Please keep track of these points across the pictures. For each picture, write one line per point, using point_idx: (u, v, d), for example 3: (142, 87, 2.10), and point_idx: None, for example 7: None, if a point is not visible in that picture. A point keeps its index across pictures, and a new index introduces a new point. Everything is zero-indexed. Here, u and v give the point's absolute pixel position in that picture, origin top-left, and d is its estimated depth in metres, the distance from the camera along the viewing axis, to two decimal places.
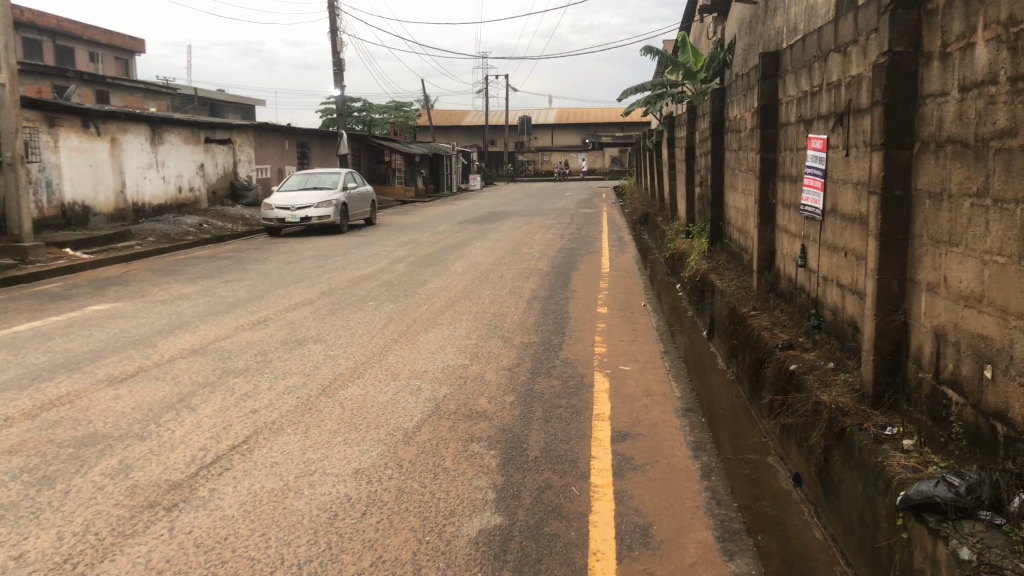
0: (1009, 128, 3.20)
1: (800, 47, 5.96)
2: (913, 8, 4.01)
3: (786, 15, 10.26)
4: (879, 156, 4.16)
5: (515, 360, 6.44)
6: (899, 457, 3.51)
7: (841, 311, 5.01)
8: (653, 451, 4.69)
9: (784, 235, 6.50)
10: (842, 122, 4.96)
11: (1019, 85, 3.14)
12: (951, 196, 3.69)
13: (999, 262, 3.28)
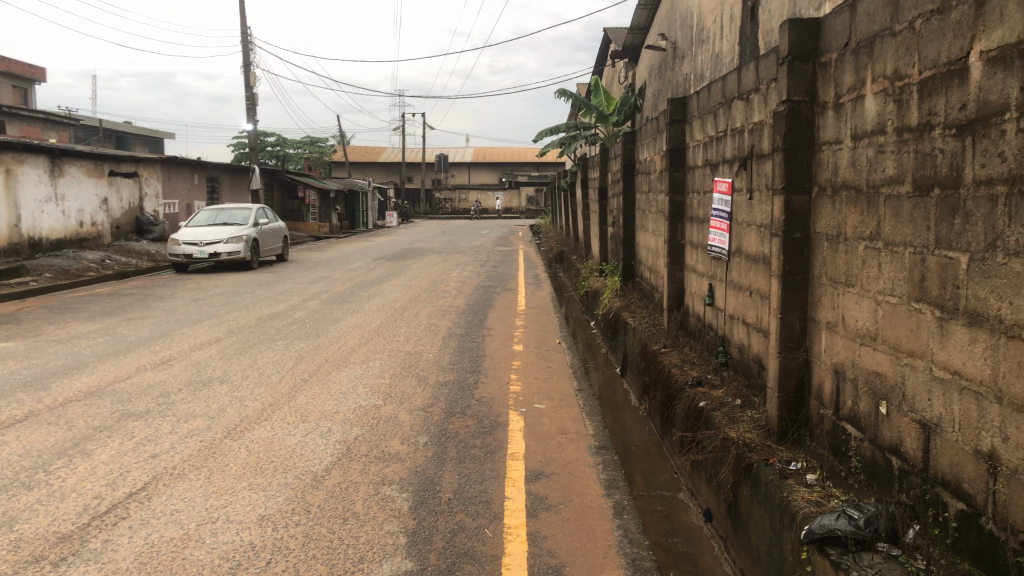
0: (897, 176, 3.39)
1: (705, 94, 6.18)
2: (808, 60, 4.22)
3: (693, 63, 10.64)
4: (780, 200, 4.32)
5: (429, 399, 6.37)
6: (803, 491, 3.62)
7: (747, 349, 5.15)
8: (566, 490, 4.69)
9: (693, 274, 6.68)
10: (745, 166, 5.15)
11: (905, 135, 3.33)
12: (847, 238, 3.86)
13: (890, 302, 3.44)
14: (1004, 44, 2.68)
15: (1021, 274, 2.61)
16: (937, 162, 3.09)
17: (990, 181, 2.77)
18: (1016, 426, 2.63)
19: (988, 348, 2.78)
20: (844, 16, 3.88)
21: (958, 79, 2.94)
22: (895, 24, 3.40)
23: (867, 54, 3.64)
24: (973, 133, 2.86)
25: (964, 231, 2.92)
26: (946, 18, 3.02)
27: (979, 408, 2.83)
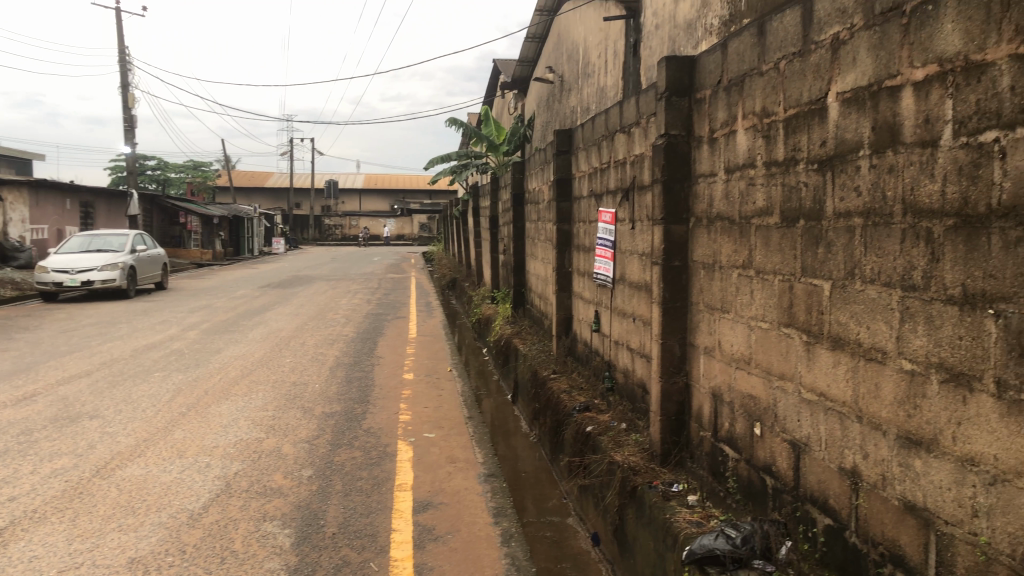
0: (766, 208, 3.57)
1: (590, 126, 6.34)
2: (684, 96, 4.40)
3: (579, 95, 10.89)
4: (659, 229, 4.47)
5: (315, 431, 6.21)
6: (684, 513, 3.73)
7: (631, 374, 5.27)
8: (454, 520, 4.66)
9: (580, 301, 6.80)
10: (628, 197, 5.31)
11: (773, 169, 3.52)
12: (722, 266, 4.03)
13: (762, 327, 3.61)
14: (857, 86, 2.88)
15: (877, 300, 2.79)
16: (802, 195, 3.28)
17: (848, 213, 2.95)
18: (875, 443, 2.81)
19: (849, 369, 2.96)
20: (716, 55, 4.08)
21: (818, 117, 3.13)
22: (762, 64, 3.60)
23: (737, 91, 3.84)
24: (832, 168, 3.05)
25: (826, 259, 3.10)
26: (807, 61, 3.23)
27: (842, 427, 3.00)
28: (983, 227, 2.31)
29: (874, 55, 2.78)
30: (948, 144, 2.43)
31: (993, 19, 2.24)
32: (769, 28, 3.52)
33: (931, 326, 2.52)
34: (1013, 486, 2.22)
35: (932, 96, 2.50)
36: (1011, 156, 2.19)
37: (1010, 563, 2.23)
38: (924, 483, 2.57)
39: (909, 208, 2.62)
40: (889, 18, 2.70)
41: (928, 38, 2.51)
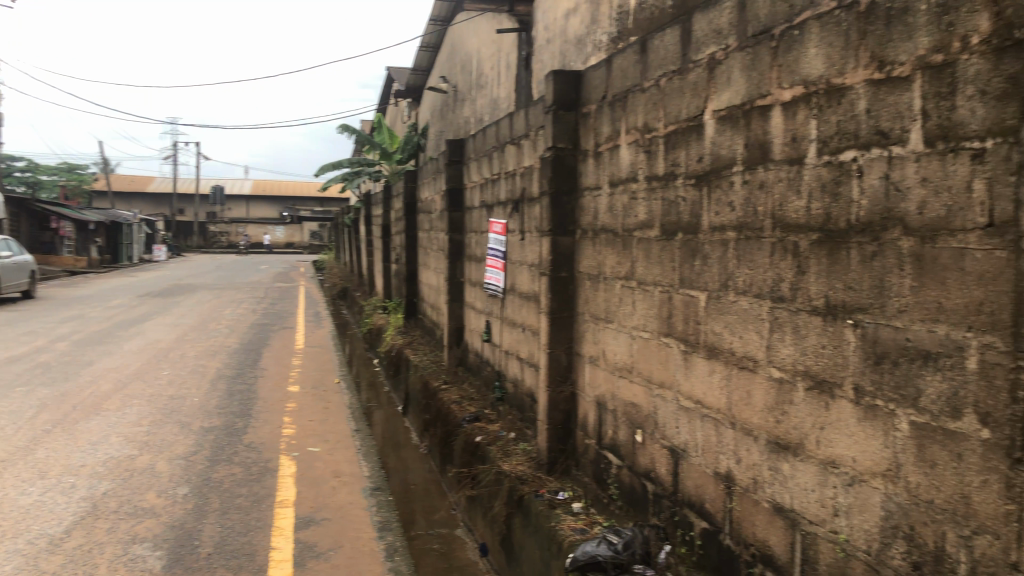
0: (648, 221, 3.66)
1: (481, 137, 6.37)
2: (571, 110, 4.47)
3: (472, 106, 10.91)
4: (547, 240, 4.53)
5: (192, 447, 5.96)
6: (569, 520, 3.78)
7: (520, 384, 5.31)
8: (337, 536, 4.56)
9: (471, 311, 6.81)
10: (517, 209, 5.36)
11: (653, 183, 3.62)
12: (606, 277, 4.11)
13: (643, 336, 3.70)
14: (731, 105, 3.00)
15: (748, 310, 2.91)
16: (680, 209, 3.38)
17: (723, 227, 3.07)
18: (747, 449, 2.92)
19: (723, 377, 3.07)
20: (601, 70, 4.17)
21: (696, 134, 3.24)
22: (644, 81, 3.70)
23: (621, 106, 3.93)
24: (708, 183, 3.16)
25: (702, 271, 3.22)
26: (685, 79, 3.34)
27: (717, 433, 3.11)
28: (843, 241, 2.44)
29: (746, 75, 2.90)
30: (813, 163, 2.56)
31: (852, 46, 2.37)
32: (651, 45, 3.62)
33: (798, 335, 2.65)
34: (868, 486, 2.35)
35: (798, 116, 2.63)
36: (868, 175, 2.32)
37: (866, 559, 2.35)
38: (791, 485, 2.68)
39: (777, 222, 2.74)
40: (759, 41, 2.82)
41: (795, 61, 2.64)
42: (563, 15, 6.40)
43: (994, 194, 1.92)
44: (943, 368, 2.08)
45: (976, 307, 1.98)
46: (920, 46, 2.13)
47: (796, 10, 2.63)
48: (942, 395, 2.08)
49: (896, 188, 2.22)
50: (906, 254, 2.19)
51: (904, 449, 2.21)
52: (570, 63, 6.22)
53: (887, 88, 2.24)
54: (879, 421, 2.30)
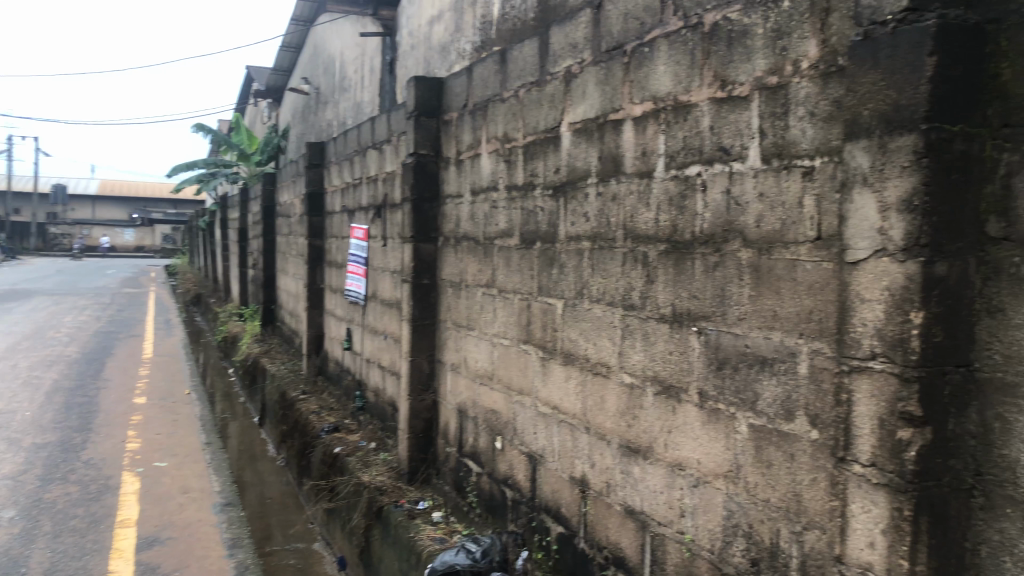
0: (508, 230, 3.70)
1: (342, 142, 6.25)
2: (432, 116, 4.45)
3: (335, 109, 10.69)
4: (408, 247, 4.49)
5: (22, 466, 5.52)
6: (428, 530, 3.76)
7: (381, 393, 5.24)
8: (184, 555, 4.34)
9: (331, 319, 6.66)
10: (379, 215, 5.29)
11: (513, 193, 3.66)
12: (468, 285, 4.12)
13: (503, 344, 3.73)
14: (586, 117, 3.07)
15: (602, 318, 2.98)
16: (538, 219, 3.43)
17: (578, 237, 3.13)
18: (601, 453, 2.99)
19: (579, 384, 3.13)
20: (462, 78, 4.17)
21: (553, 145, 3.30)
22: (504, 90, 3.73)
23: (482, 115, 3.95)
24: (565, 194, 3.23)
25: (559, 280, 3.27)
26: (543, 90, 3.39)
27: (573, 438, 3.17)
28: (688, 252, 2.54)
29: (600, 89, 2.98)
30: (661, 176, 2.65)
31: (697, 66, 2.48)
32: (510, 56, 3.66)
33: (647, 342, 2.74)
34: (711, 487, 2.45)
35: (647, 131, 2.72)
36: (711, 189, 2.43)
37: (710, 557, 2.45)
38: (641, 488, 2.77)
39: (629, 233, 2.83)
40: (612, 56, 2.91)
41: (646, 77, 2.73)
42: (427, 22, 6.37)
43: (822, 209, 2.05)
44: (778, 373, 2.19)
45: (807, 315, 2.10)
46: (757, 68, 2.25)
47: (646, 28, 2.72)
48: (778, 398, 2.20)
49: (736, 203, 2.33)
50: (745, 265, 2.30)
51: (744, 451, 2.32)
52: (434, 69, 6.20)
53: (729, 106, 2.35)
54: (721, 425, 2.41)
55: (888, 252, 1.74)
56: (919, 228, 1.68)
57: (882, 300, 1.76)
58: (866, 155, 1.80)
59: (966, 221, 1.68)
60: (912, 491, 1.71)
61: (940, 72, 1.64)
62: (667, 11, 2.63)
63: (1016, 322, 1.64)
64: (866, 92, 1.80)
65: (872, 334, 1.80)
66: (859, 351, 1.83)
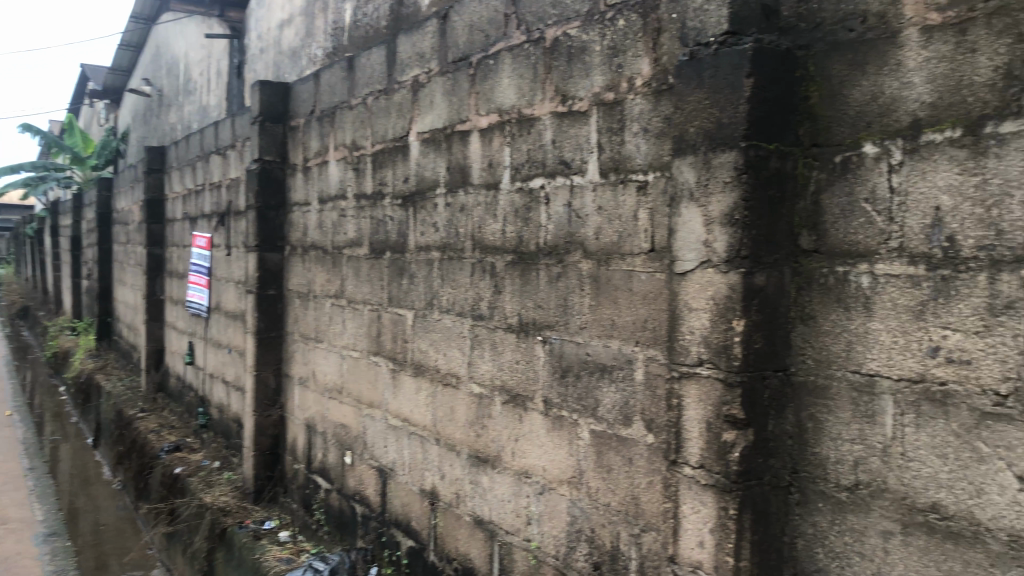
0: (356, 239, 3.63)
1: (183, 146, 5.97)
2: (278, 122, 4.32)
3: (179, 111, 10.18)
4: (253, 257, 4.32)
5: None
6: (274, 550, 3.62)
7: (226, 409, 5.02)
8: None
9: (172, 331, 6.32)
10: (223, 222, 5.08)
11: (361, 202, 3.60)
12: (316, 296, 4.01)
13: (353, 356, 3.65)
14: (433, 127, 3.07)
15: (451, 328, 2.98)
16: (387, 228, 3.40)
17: (427, 247, 3.12)
18: (450, 464, 2.98)
19: (428, 395, 3.11)
20: (309, 84, 4.07)
21: (402, 154, 3.28)
22: (352, 97, 3.67)
23: (329, 122, 3.86)
24: (413, 204, 3.21)
25: (408, 290, 3.24)
26: (391, 99, 3.36)
27: (423, 451, 3.14)
28: (532, 263, 2.58)
29: (447, 99, 2.98)
30: (507, 188, 2.68)
31: (539, 80, 2.52)
32: (358, 63, 3.61)
33: (494, 352, 2.75)
34: (556, 493, 2.49)
35: (493, 143, 2.74)
36: (553, 202, 2.48)
37: (555, 563, 2.49)
38: (489, 497, 2.77)
39: (476, 244, 2.84)
40: (458, 67, 2.92)
41: (490, 90, 2.75)
42: (276, 25, 6.20)
43: (655, 222, 2.13)
44: (616, 380, 2.26)
45: (642, 323, 2.17)
46: (595, 84, 2.31)
47: (490, 41, 2.75)
48: (617, 405, 2.26)
49: (577, 215, 2.39)
50: (585, 276, 2.36)
51: (585, 456, 2.37)
52: (284, 74, 6.03)
53: (569, 121, 2.41)
54: (564, 431, 2.46)
55: (712, 263, 1.82)
56: (740, 240, 1.76)
57: (708, 309, 1.84)
58: (692, 171, 1.88)
59: (781, 235, 1.78)
60: (736, 490, 1.79)
61: (756, 93, 1.73)
62: (510, 24, 2.67)
63: (825, 329, 1.75)
64: (691, 109, 1.88)
65: (699, 341, 1.87)
66: (688, 358, 1.90)
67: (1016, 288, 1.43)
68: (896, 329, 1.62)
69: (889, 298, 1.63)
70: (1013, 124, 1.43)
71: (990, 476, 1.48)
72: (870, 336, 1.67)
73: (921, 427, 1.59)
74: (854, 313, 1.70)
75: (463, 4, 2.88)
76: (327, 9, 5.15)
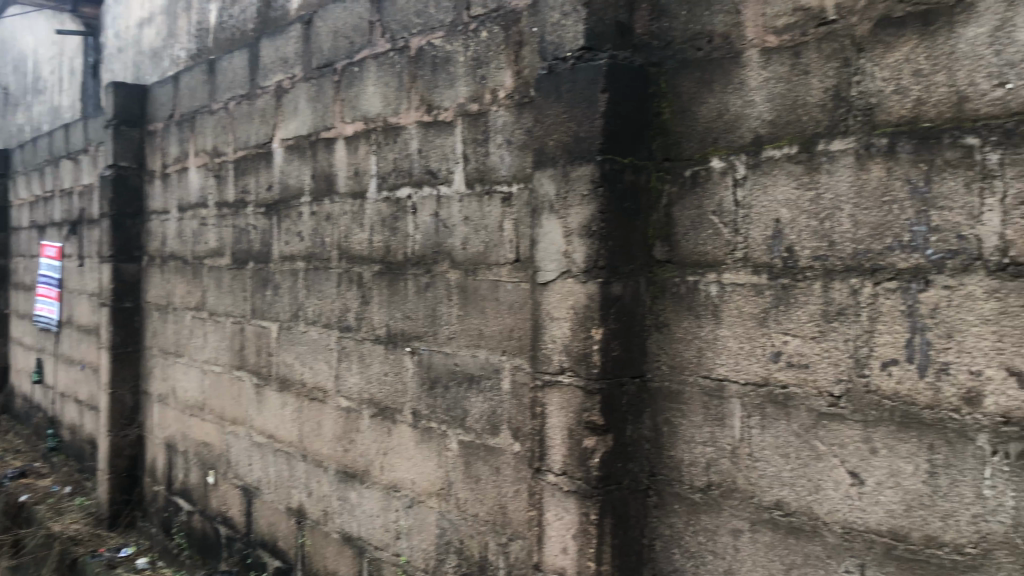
0: (218, 249, 3.50)
1: (30, 150, 5.59)
2: (134, 126, 4.11)
3: (28, 113, 9.53)
4: (107, 268, 4.09)
5: None
6: None
7: (78, 429, 4.72)
8: None
9: (18, 348, 5.89)
10: (75, 231, 4.78)
11: (223, 210, 3.47)
12: (175, 308, 3.83)
13: (215, 371, 3.51)
14: (298, 134, 3.00)
15: (318, 340, 2.91)
16: (250, 238, 3.29)
17: (292, 257, 3.04)
18: (317, 480, 2.90)
19: (294, 409, 3.02)
20: (168, 87, 3.90)
21: (265, 162, 3.18)
22: (213, 102, 3.54)
23: (189, 127, 3.71)
24: (278, 213, 3.12)
25: (273, 301, 3.15)
26: (254, 104, 3.26)
27: (289, 467, 3.05)
28: (400, 274, 2.55)
29: (312, 106, 2.92)
30: (373, 197, 2.65)
31: (404, 89, 2.51)
32: (219, 67, 3.49)
33: (362, 364, 2.71)
34: (425, 506, 2.47)
35: (359, 151, 2.71)
36: (420, 212, 2.47)
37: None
38: (358, 513, 2.72)
39: (343, 254, 2.78)
40: (323, 74, 2.86)
41: (355, 97, 2.72)
42: (135, 25, 5.91)
43: (519, 232, 2.15)
44: (483, 389, 2.26)
45: (508, 333, 2.19)
46: (459, 94, 2.32)
47: (355, 48, 2.72)
48: (483, 414, 2.27)
49: (444, 225, 2.38)
50: (453, 286, 2.36)
51: (454, 467, 2.37)
52: (144, 76, 5.76)
53: (434, 130, 2.40)
54: (433, 443, 2.44)
55: (572, 273, 1.85)
56: (598, 250, 1.80)
57: (568, 318, 1.87)
58: (552, 183, 1.91)
59: (636, 245, 1.84)
60: (596, 495, 1.81)
61: (611, 108, 1.78)
62: (375, 32, 2.64)
63: (678, 336, 1.82)
64: (550, 122, 1.91)
65: (560, 350, 1.89)
66: (549, 366, 1.92)
67: (846, 296, 1.52)
68: (742, 335, 1.70)
69: (735, 306, 1.71)
70: (841, 143, 1.53)
71: (826, 473, 1.57)
72: (719, 342, 1.74)
73: (765, 428, 1.67)
74: (704, 320, 1.77)
75: (328, 10, 2.84)
76: (190, 9, 4.95)
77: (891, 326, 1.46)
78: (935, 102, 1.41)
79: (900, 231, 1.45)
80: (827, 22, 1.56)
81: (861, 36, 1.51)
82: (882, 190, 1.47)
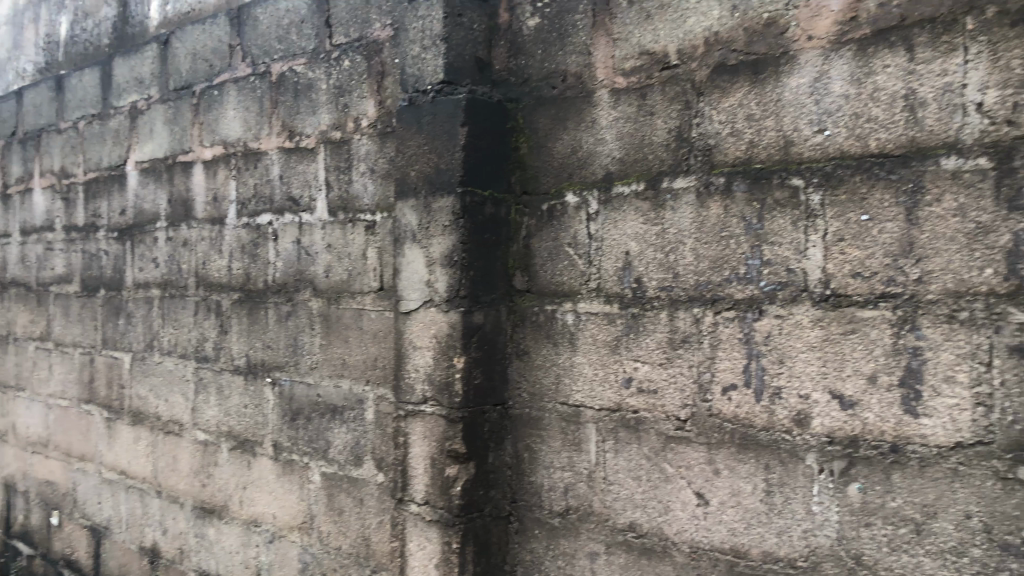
0: (66, 275, 3.31)
1: None
2: None
3: None
4: None
5: None
6: None
7: None
8: None
9: None
10: None
11: (71, 234, 3.29)
12: (17, 338, 3.59)
13: (61, 405, 3.30)
14: (153, 157, 2.89)
15: (173, 371, 2.79)
16: (100, 264, 3.13)
17: (146, 284, 2.91)
18: (173, 517, 2.77)
19: (148, 444, 2.88)
20: (10, 104, 3.67)
21: (118, 185, 3.04)
22: (61, 121, 3.36)
23: (34, 147, 3.50)
24: (131, 238, 2.98)
25: (125, 330, 3.00)
26: (105, 125, 3.12)
27: (142, 504, 2.90)
28: (260, 302, 2.49)
29: (168, 129, 2.82)
30: (233, 224, 2.58)
31: (265, 115, 2.47)
32: (67, 85, 3.32)
33: (221, 396, 2.62)
34: (286, 540, 2.40)
35: (217, 176, 2.63)
36: (281, 239, 2.42)
37: None
38: (216, 549, 2.62)
39: (201, 281, 2.69)
40: (180, 96, 2.78)
41: (214, 120, 2.65)
42: None
43: (382, 262, 2.15)
44: (346, 420, 2.23)
45: (371, 363, 2.17)
46: (321, 121, 2.30)
47: (214, 71, 2.65)
48: (347, 445, 2.24)
49: (306, 253, 2.35)
50: (315, 315, 2.32)
51: (316, 500, 2.32)
52: None
53: (296, 157, 2.37)
54: (295, 475, 2.38)
55: (434, 303, 1.87)
56: (459, 280, 1.82)
57: (430, 347, 1.88)
58: (413, 214, 1.92)
59: (496, 275, 1.87)
60: (458, 524, 1.82)
61: (470, 142, 1.81)
62: (235, 55, 2.59)
63: (537, 364, 1.86)
64: (412, 154, 1.93)
65: (422, 379, 1.90)
66: (412, 396, 1.92)
67: (690, 325, 1.61)
68: (596, 362, 1.76)
69: (590, 334, 1.77)
70: (683, 180, 1.62)
71: (674, 494, 1.64)
72: (576, 369, 1.80)
73: (619, 452, 1.73)
74: (562, 348, 1.82)
75: (186, 31, 2.76)
76: (38, 21, 4.69)
77: (730, 353, 1.55)
78: (765, 146, 1.52)
79: (737, 264, 1.55)
80: (670, 66, 1.65)
81: (700, 81, 1.61)
82: (720, 226, 1.57)
